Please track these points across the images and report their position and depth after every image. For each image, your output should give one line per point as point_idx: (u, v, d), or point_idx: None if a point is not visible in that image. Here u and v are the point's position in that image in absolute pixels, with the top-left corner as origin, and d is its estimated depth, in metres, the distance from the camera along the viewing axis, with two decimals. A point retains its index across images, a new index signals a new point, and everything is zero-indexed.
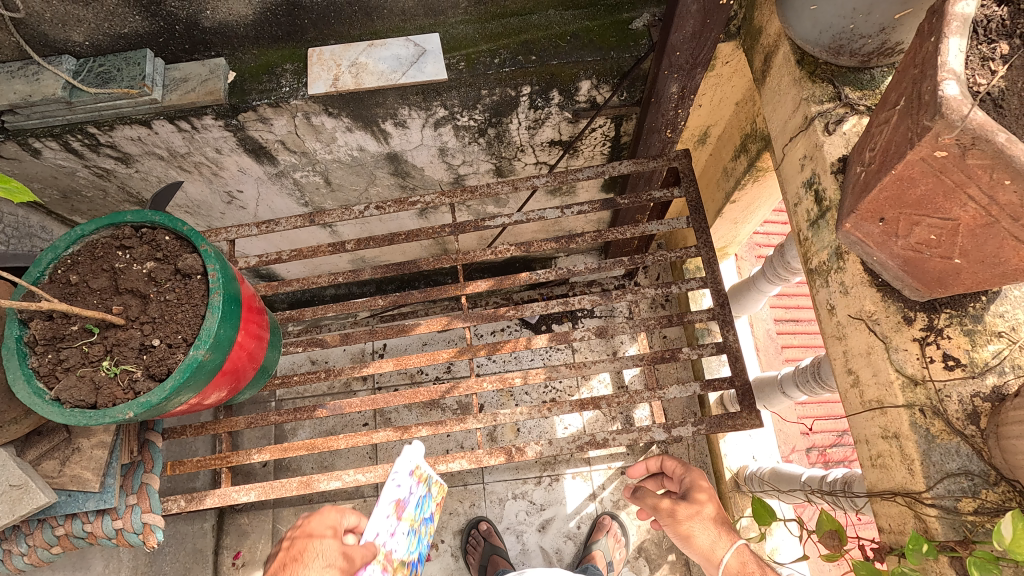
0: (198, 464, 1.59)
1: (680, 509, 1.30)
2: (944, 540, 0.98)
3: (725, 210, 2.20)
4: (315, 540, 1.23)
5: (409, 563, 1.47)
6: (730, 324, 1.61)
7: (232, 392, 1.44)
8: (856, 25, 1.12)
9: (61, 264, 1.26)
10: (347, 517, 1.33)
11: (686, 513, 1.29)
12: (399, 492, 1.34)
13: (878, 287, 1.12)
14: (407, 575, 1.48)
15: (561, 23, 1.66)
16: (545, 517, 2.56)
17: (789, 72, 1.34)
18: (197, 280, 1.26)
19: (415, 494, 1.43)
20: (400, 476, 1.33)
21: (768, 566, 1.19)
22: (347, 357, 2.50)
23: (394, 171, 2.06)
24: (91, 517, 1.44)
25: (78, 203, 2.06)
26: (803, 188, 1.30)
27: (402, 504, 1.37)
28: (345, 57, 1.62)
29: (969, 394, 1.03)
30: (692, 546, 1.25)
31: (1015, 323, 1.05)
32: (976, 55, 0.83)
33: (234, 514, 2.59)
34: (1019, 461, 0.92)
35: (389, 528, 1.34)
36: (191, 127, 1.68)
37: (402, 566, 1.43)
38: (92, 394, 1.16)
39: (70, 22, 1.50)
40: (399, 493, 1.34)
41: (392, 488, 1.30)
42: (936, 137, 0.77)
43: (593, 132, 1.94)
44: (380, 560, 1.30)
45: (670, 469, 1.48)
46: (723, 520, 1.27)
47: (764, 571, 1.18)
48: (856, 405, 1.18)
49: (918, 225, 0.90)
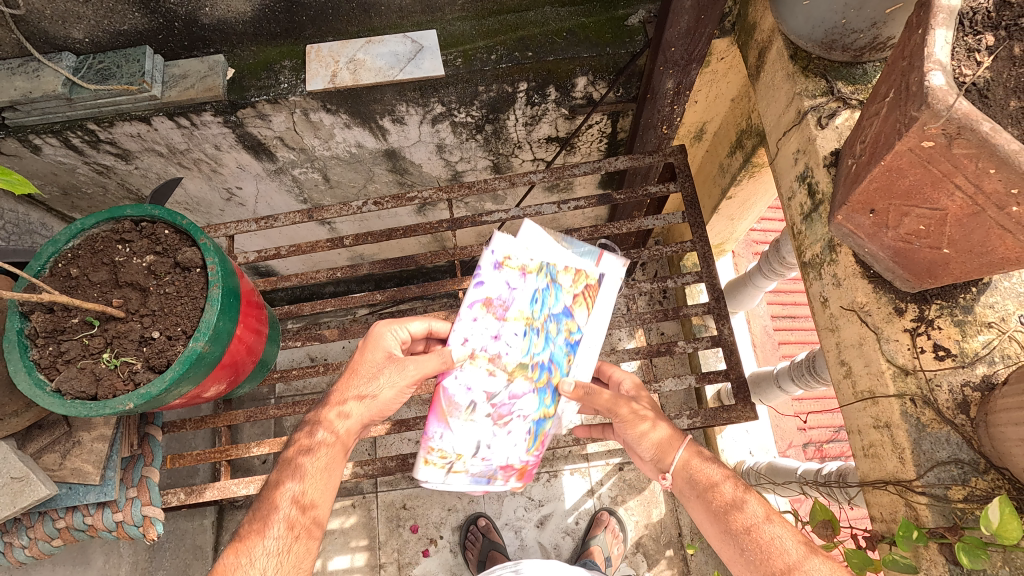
0: (197, 457, 1.60)
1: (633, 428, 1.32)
2: (933, 527, 0.99)
3: (722, 206, 2.21)
4: (368, 355, 1.40)
5: (532, 364, 1.40)
6: (725, 318, 1.62)
7: (231, 384, 1.46)
8: (847, 20, 1.13)
9: (61, 258, 1.27)
10: (402, 330, 1.43)
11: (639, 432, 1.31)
12: (490, 291, 1.42)
13: (870, 278, 1.13)
14: (545, 388, 1.42)
15: (557, 20, 1.67)
16: (544, 512, 2.57)
17: (782, 67, 1.36)
18: (196, 273, 1.28)
19: (522, 288, 1.43)
20: (486, 274, 1.42)
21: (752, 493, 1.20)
22: (347, 354, 2.52)
23: (392, 168, 2.07)
24: (91, 510, 1.45)
25: (78, 201, 2.08)
26: (797, 182, 1.31)
27: (500, 303, 1.42)
28: (343, 54, 1.63)
29: (959, 383, 1.04)
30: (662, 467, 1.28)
31: (1005, 314, 1.06)
32: (962, 47, 0.84)
33: (234, 510, 2.60)
34: (1008, 449, 0.93)
35: (488, 330, 1.41)
36: (190, 123, 1.69)
37: (523, 370, 1.40)
38: (92, 386, 1.17)
39: (70, 19, 1.51)
40: (489, 291, 1.42)
41: (474, 291, 1.41)
42: (923, 127, 0.79)
43: (590, 128, 1.95)
44: (479, 364, 1.39)
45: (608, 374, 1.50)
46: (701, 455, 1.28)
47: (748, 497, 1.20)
48: (849, 396, 1.20)
49: (907, 216, 0.92)
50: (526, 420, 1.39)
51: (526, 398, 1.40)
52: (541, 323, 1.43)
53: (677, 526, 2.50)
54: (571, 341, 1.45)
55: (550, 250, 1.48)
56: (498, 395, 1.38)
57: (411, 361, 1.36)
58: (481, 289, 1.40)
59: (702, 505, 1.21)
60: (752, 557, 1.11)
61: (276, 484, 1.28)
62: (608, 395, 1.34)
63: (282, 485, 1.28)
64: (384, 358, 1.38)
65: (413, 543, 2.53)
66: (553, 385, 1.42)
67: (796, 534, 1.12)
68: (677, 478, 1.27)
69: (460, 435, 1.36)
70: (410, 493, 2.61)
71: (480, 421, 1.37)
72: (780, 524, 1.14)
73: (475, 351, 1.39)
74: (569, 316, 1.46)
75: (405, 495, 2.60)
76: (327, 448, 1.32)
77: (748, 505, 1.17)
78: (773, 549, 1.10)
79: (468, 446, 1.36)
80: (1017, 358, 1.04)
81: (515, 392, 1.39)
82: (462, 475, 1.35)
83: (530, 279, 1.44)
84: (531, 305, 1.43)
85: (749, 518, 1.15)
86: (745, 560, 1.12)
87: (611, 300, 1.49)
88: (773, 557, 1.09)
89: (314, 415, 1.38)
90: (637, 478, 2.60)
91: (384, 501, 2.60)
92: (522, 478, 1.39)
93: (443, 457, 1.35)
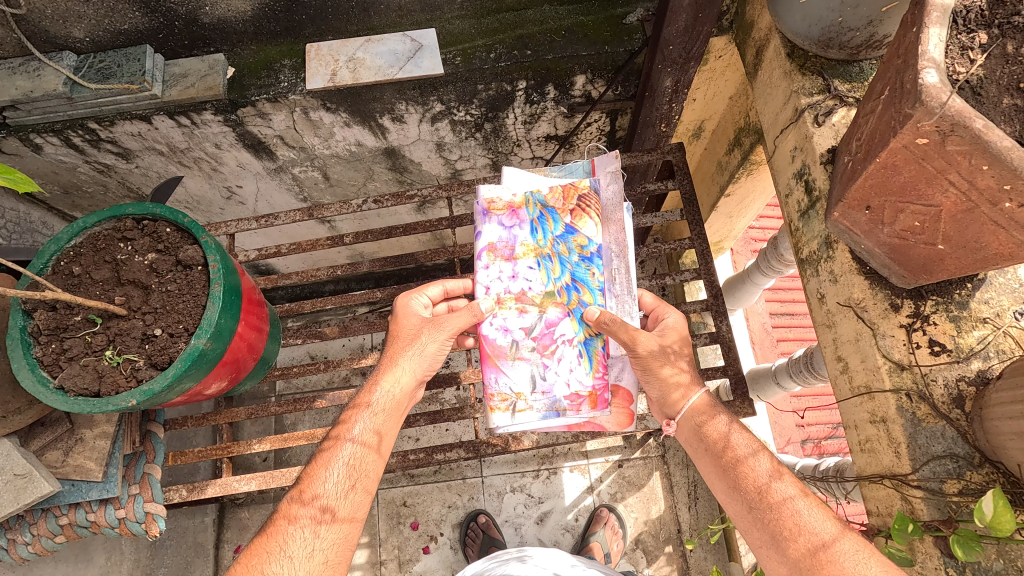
0: (199, 454, 1.61)
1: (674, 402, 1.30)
2: (929, 520, 1.00)
3: (720, 204, 2.22)
4: (406, 322, 1.44)
5: (558, 291, 1.45)
6: (724, 314, 1.63)
7: (233, 382, 1.46)
8: (844, 18, 1.14)
9: (63, 256, 1.27)
10: (423, 296, 1.50)
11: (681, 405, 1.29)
12: (489, 238, 1.49)
13: (866, 275, 1.14)
14: (576, 301, 1.44)
15: (556, 18, 1.68)
16: (544, 509, 2.58)
17: (780, 65, 1.36)
18: (198, 271, 1.28)
19: (517, 222, 1.49)
20: (483, 223, 1.50)
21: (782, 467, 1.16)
22: (347, 352, 2.53)
23: (392, 166, 2.08)
24: (94, 507, 1.46)
25: (79, 199, 2.09)
26: (794, 179, 1.32)
27: (505, 245, 1.48)
28: (343, 53, 1.64)
29: (954, 378, 1.05)
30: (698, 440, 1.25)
31: (1000, 309, 1.07)
32: (956, 45, 0.85)
33: (234, 508, 2.61)
34: (1002, 442, 0.94)
35: (504, 273, 1.46)
36: (191, 122, 1.70)
37: (551, 298, 1.44)
38: (95, 383, 1.18)
39: (71, 18, 1.52)
40: (492, 238, 1.49)
41: (478, 247, 1.49)
42: (917, 125, 0.80)
43: (588, 126, 1.96)
44: (510, 306, 1.44)
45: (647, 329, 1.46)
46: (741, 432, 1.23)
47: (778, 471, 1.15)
48: (845, 391, 1.21)
49: (903, 212, 0.92)
50: (572, 343, 1.43)
51: (563, 323, 1.43)
52: (551, 249, 1.47)
53: (676, 522, 2.51)
54: (589, 258, 1.46)
55: (534, 181, 1.56)
56: (536, 327, 1.44)
57: (447, 320, 1.41)
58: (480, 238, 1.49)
59: (724, 477, 1.18)
60: (775, 529, 1.07)
61: (337, 441, 1.30)
62: (643, 346, 1.31)
63: (342, 441, 1.30)
64: (420, 321, 1.44)
65: (414, 540, 2.54)
66: (585, 301, 1.43)
67: (821, 507, 1.08)
68: (683, 426, 1.29)
69: (517, 375, 1.42)
70: (411, 490, 2.62)
71: (530, 359, 1.43)
72: (810, 501, 1.09)
73: (499, 295, 1.45)
74: (577, 232, 1.48)
75: (406, 492, 2.62)
76: (385, 404, 1.34)
77: (776, 482, 1.12)
78: (796, 525, 1.06)
79: (526, 383, 1.42)
80: (1011, 353, 1.05)
81: (551, 320, 1.43)
82: (529, 415, 1.41)
83: (529, 219, 1.49)
84: (534, 237, 1.48)
85: (775, 493, 1.11)
86: (765, 532, 1.09)
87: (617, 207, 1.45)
88: (797, 535, 1.05)
89: (369, 379, 1.39)
90: (637, 475, 2.61)
91: (384, 499, 2.61)
92: (596, 405, 1.40)
93: (505, 400, 1.42)
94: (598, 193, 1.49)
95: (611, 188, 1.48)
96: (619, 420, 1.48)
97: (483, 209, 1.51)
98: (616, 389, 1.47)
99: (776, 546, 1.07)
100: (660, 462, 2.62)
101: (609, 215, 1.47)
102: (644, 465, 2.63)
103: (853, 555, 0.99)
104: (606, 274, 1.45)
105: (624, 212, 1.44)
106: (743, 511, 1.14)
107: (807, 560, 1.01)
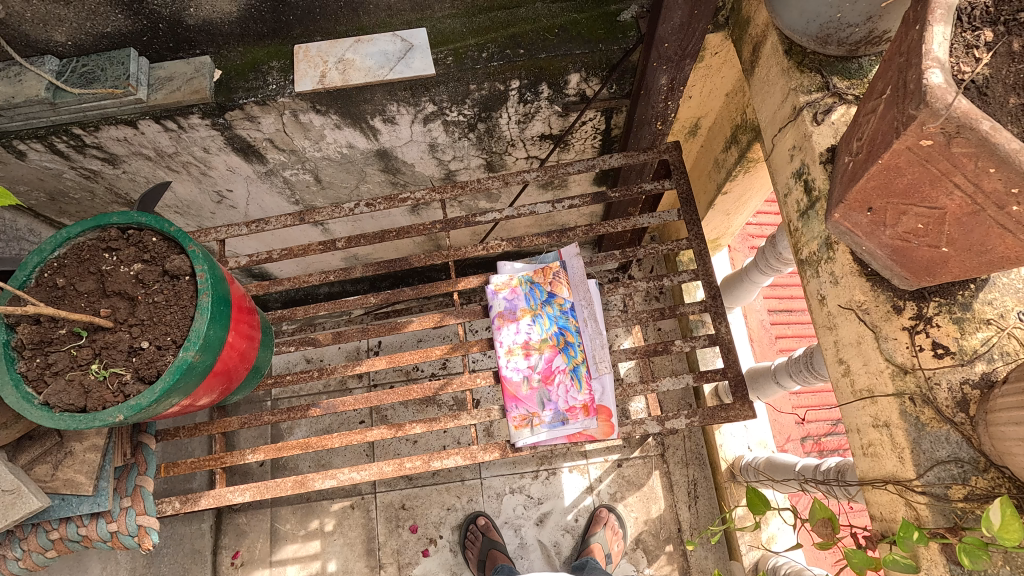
0: (192, 465, 1.58)
1: None
2: (934, 527, 0.98)
3: (717, 202, 2.20)
4: None
5: (550, 336, 1.76)
6: (723, 315, 1.61)
7: (224, 393, 1.44)
8: (842, 14, 1.12)
9: (47, 267, 1.25)
10: None
11: None
12: (498, 307, 1.78)
13: (868, 277, 1.12)
14: (564, 342, 1.75)
15: (548, 15, 1.65)
16: (543, 510, 2.57)
17: (778, 62, 1.34)
18: (185, 281, 1.26)
19: (514, 293, 1.81)
20: (491, 299, 1.79)
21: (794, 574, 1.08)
22: (342, 355, 2.51)
23: (384, 167, 2.05)
24: (85, 520, 1.43)
25: (66, 205, 2.05)
26: (793, 178, 1.30)
27: (509, 311, 1.78)
28: (332, 54, 1.61)
29: (958, 381, 1.03)
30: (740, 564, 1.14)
31: (1004, 311, 1.05)
32: (961, 43, 0.82)
33: (232, 513, 2.59)
34: (1008, 448, 0.92)
35: (510, 332, 1.76)
36: (177, 126, 1.66)
37: (547, 343, 1.75)
38: (81, 398, 1.15)
39: (52, 21, 1.48)
40: (499, 307, 1.79)
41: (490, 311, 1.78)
42: (921, 126, 0.77)
43: (583, 125, 1.93)
44: (517, 355, 1.72)
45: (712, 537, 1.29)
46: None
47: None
48: (847, 395, 1.19)
49: (906, 214, 0.90)
50: (566, 371, 1.71)
51: (558, 360, 1.73)
52: (541, 310, 1.79)
53: (677, 522, 2.50)
54: (567, 311, 1.79)
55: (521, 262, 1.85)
56: (539, 365, 1.72)
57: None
58: (489, 309, 1.76)
59: None
60: None
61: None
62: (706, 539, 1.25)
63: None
64: None
65: (413, 543, 2.52)
66: (571, 342, 1.75)
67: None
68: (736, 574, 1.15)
69: (533, 399, 1.66)
70: (409, 494, 2.59)
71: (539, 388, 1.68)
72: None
73: (509, 346, 1.74)
74: (557, 296, 1.81)
75: (404, 495, 2.59)
76: None
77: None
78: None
79: (539, 404, 1.66)
80: (1016, 355, 1.03)
81: (549, 359, 1.73)
82: (543, 429, 1.62)
83: (522, 290, 1.82)
84: (527, 303, 1.80)
85: None
86: None
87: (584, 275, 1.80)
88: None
89: None
90: (637, 475, 2.60)
91: (382, 502, 2.58)
92: (589, 413, 1.64)
93: (524, 420, 1.62)
94: (566, 270, 1.84)
95: (574, 262, 1.82)
96: (604, 429, 1.64)
97: (490, 290, 1.81)
98: (599, 406, 1.67)
99: None
100: (659, 461, 2.61)
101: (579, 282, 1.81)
102: (644, 464, 2.61)
103: None
104: (582, 321, 1.76)
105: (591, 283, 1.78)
106: None
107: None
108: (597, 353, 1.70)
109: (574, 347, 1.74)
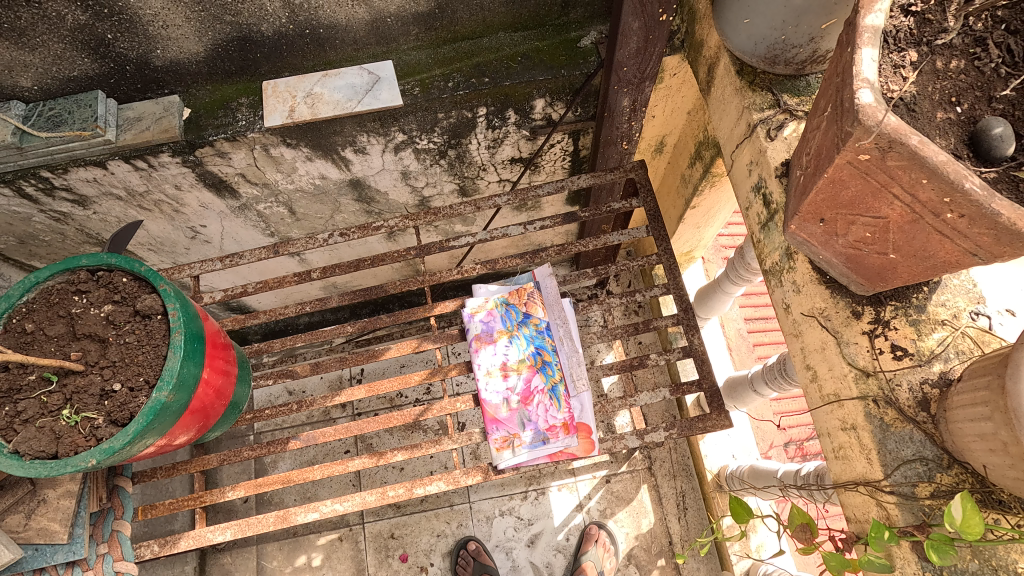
0: (170, 507, 1.54)
1: (867, 186, 0.87)
2: (904, 526, 1.00)
3: (686, 216, 2.25)
4: None
5: (528, 356, 1.78)
6: (696, 328, 1.64)
7: (201, 431, 1.42)
8: (786, 36, 1.18)
9: (16, 312, 1.25)
10: None
11: (869, 190, 0.87)
12: (477, 331, 1.80)
13: (826, 284, 1.16)
14: (540, 362, 1.76)
15: (511, 44, 1.70)
16: (533, 532, 2.55)
17: (731, 81, 1.40)
18: (157, 320, 1.26)
19: (492, 317, 1.83)
20: (467, 322, 1.81)
21: (949, 186, 0.77)
22: (325, 385, 2.52)
23: (358, 197, 2.07)
24: (60, 570, 1.40)
25: (36, 248, 2.04)
26: (752, 193, 1.34)
27: (486, 333, 1.80)
28: (300, 88, 1.63)
29: (918, 382, 1.06)
30: (913, 239, 0.90)
31: (957, 310, 1.10)
32: (889, 63, 0.90)
33: (216, 554, 2.53)
34: (968, 443, 0.95)
35: (489, 355, 1.77)
36: (147, 165, 1.67)
37: (525, 363, 1.76)
38: (52, 444, 1.14)
39: (17, 68, 1.49)
40: (476, 330, 1.81)
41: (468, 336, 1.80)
42: (857, 143, 0.82)
43: (552, 147, 1.98)
44: (495, 376, 1.74)
45: (836, 118, 0.87)
46: (912, 197, 0.83)
47: (952, 225, 0.82)
48: (817, 400, 1.21)
49: (854, 224, 0.95)
50: (545, 391, 1.72)
51: (536, 380, 1.74)
52: (517, 331, 1.81)
53: (667, 535, 2.50)
54: (544, 331, 1.81)
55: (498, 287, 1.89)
56: (518, 386, 1.73)
57: None
58: (467, 333, 1.78)
59: (909, 205, 0.84)
60: (932, 206, 0.82)
61: None
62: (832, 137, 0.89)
63: None
64: None
65: (403, 573, 2.48)
66: (548, 362, 1.77)
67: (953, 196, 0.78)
68: (847, 91, 0.84)
69: (513, 420, 1.68)
70: (397, 522, 2.56)
71: (518, 408, 1.69)
72: (936, 222, 0.84)
73: (489, 367, 1.75)
74: (532, 316, 1.83)
75: (393, 524, 2.56)
76: None
77: (917, 222, 0.86)
78: (955, 231, 0.83)
79: (519, 425, 1.66)
80: (971, 353, 1.07)
81: (527, 379, 1.74)
82: (524, 450, 1.63)
83: (498, 312, 1.84)
84: (505, 325, 1.82)
85: (927, 220, 0.84)
86: (944, 233, 0.85)
87: (558, 298, 1.84)
88: (962, 231, 0.82)
89: None
90: (625, 489, 2.60)
91: (371, 532, 2.55)
92: (569, 431, 1.66)
93: (505, 441, 1.63)
94: (541, 291, 1.87)
95: (548, 282, 1.86)
96: (585, 446, 1.64)
97: (466, 313, 1.82)
98: (579, 424, 1.68)
99: (947, 229, 0.84)
100: (647, 475, 2.62)
101: (553, 304, 1.83)
102: (632, 479, 2.61)
103: (988, 227, 0.79)
104: (558, 340, 1.79)
105: (568, 305, 1.82)
106: (903, 185, 0.82)
107: (967, 226, 0.81)
108: (574, 371, 1.73)
109: (551, 366, 1.76)
